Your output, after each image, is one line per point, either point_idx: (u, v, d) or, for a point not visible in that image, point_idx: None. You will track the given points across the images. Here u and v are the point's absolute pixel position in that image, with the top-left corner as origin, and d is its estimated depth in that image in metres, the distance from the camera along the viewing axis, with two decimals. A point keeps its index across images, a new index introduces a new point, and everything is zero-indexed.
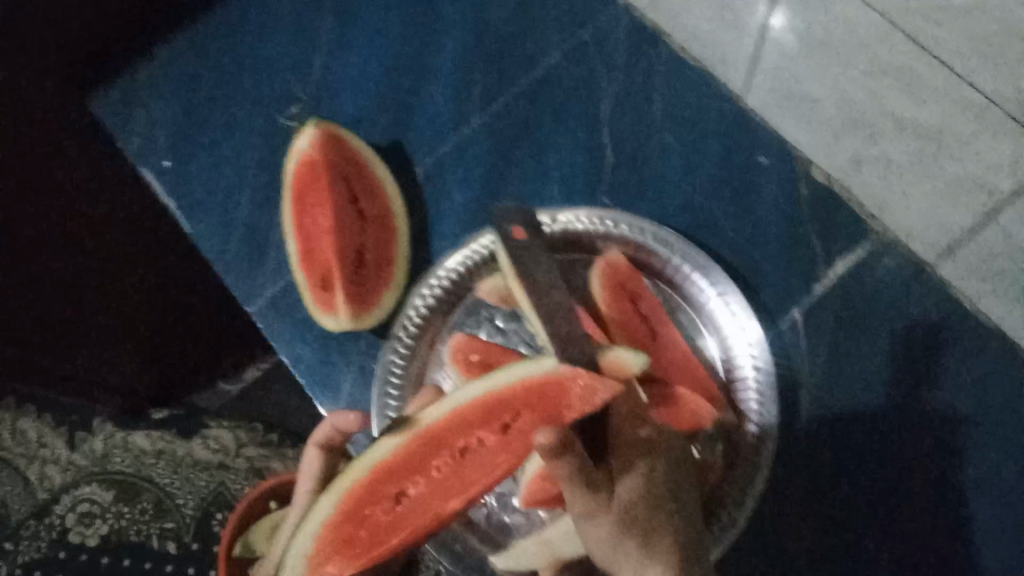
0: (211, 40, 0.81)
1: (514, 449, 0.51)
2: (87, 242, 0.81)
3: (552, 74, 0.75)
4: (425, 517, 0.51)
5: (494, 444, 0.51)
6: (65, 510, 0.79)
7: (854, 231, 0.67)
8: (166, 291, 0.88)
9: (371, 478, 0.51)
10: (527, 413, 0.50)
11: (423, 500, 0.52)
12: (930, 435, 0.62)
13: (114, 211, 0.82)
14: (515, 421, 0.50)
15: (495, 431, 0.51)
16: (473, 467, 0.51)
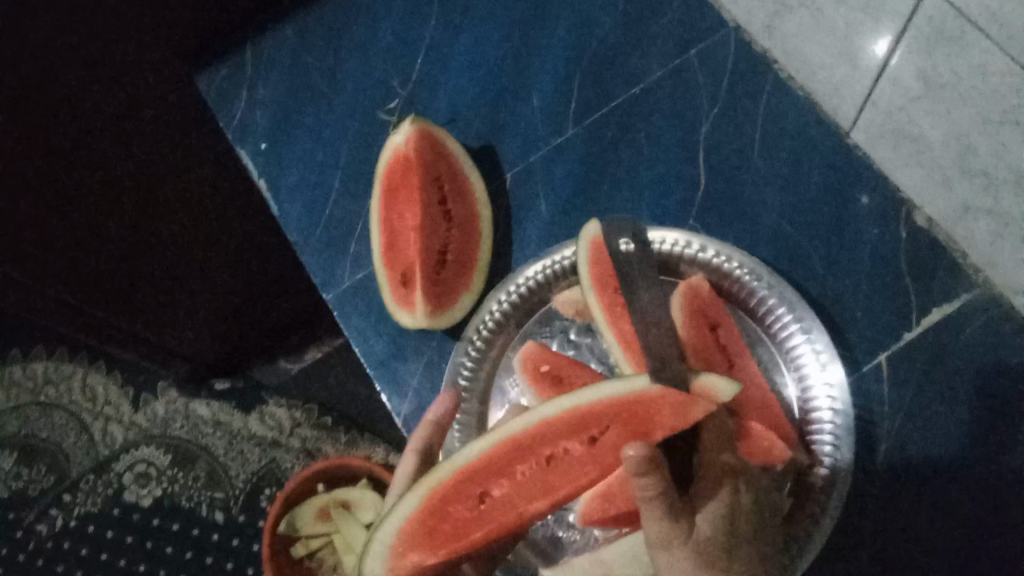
0: (319, 29, 0.83)
1: (604, 462, 0.50)
2: (169, 230, 0.86)
3: (651, 90, 0.73)
4: (509, 519, 0.51)
5: (580, 453, 0.51)
6: (124, 468, 1.04)
7: (953, 281, 0.63)
8: (244, 273, 0.95)
9: (456, 477, 0.51)
10: (615, 425, 0.50)
11: (507, 505, 0.51)
12: (1014, 503, 0.59)
13: (197, 200, 0.86)
14: (603, 433, 0.51)
15: (582, 442, 0.51)
16: (559, 476, 0.51)
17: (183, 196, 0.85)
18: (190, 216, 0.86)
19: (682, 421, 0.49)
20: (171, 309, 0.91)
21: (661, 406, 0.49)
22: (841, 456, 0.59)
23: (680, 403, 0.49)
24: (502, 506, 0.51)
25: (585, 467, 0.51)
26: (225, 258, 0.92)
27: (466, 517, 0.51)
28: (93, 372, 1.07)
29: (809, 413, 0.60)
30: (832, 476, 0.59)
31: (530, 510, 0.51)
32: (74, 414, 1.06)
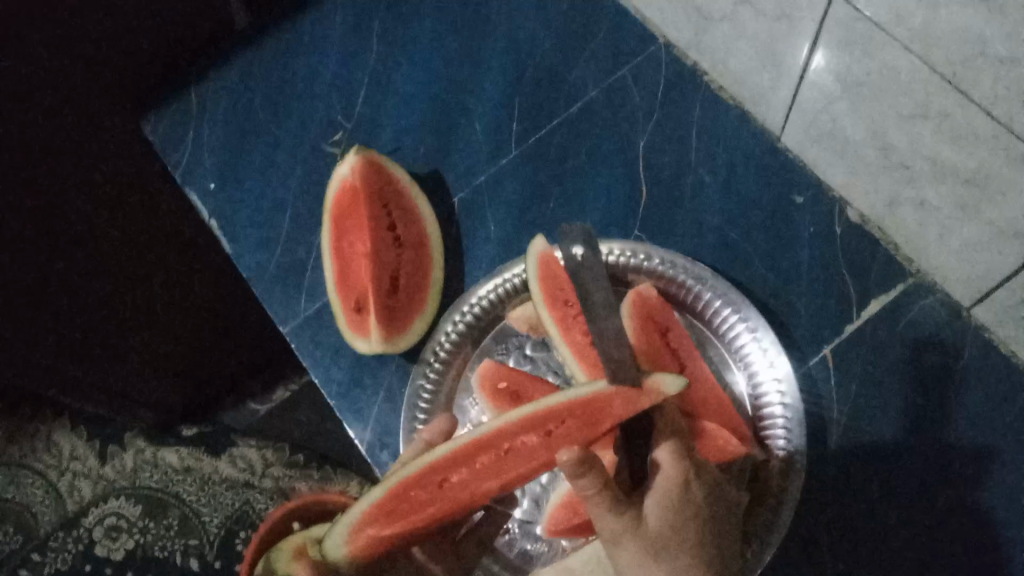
0: (261, 69, 0.84)
1: (554, 450, 0.52)
2: (145, 279, 0.87)
3: (590, 108, 0.76)
4: (462, 499, 0.53)
5: (536, 444, 0.52)
6: (93, 523, 0.92)
7: (887, 272, 0.66)
8: (212, 321, 0.98)
9: (422, 469, 0.53)
10: (571, 421, 0.52)
11: (462, 488, 0.53)
12: (963, 479, 0.62)
13: (162, 246, 0.88)
14: (559, 427, 0.52)
15: (540, 435, 0.53)
16: (514, 464, 0.53)
17: (141, 243, 0.85)
18: (151, 264, 0.87)
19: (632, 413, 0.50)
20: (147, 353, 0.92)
21: (613, 400, 0.51)
22: (794, 448, 0.60)
23: (629, 395, 0.51)
24: (457, 488, 0.53)
25: (537, 454, 0.52)
26: (191, 298, 0.93)
27: (422, 499, 0.53)
28: (58, 428, 0.99)
29: (761, 407, 0.62)
30: (788, 470, 0.60)
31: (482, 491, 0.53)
32: (38, 471, 0.97)
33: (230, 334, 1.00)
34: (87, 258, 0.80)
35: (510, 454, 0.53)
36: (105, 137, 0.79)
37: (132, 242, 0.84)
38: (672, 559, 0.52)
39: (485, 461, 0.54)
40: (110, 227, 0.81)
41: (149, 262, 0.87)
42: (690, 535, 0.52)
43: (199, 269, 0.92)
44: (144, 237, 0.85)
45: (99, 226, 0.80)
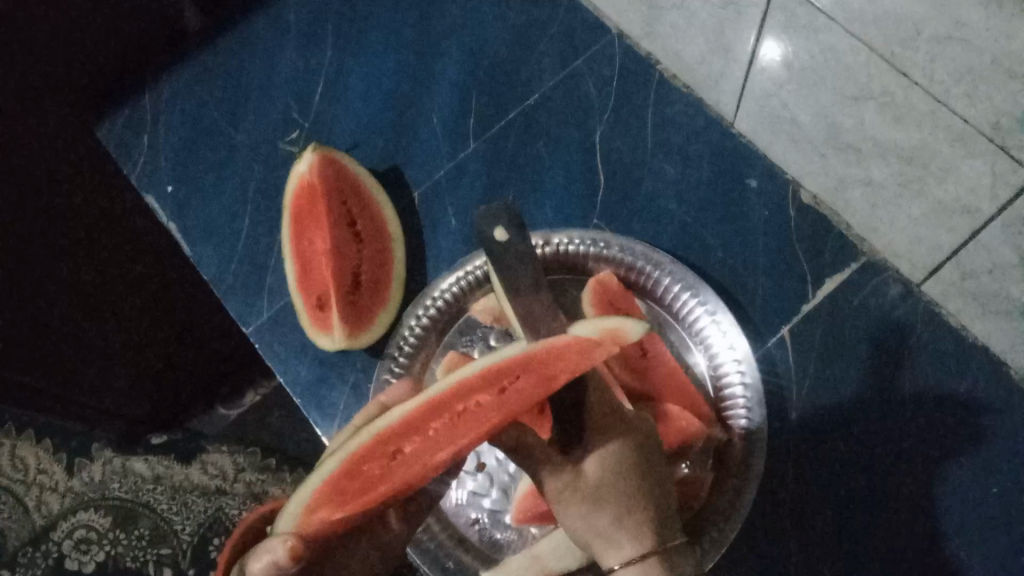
0: (216, 70, 0.84)
1: (508, 406, 0.49)
2: (121, 287, 0.87)
3: (548, 99, 0.76)
4: (414, 472, 0.49)
5: (490, 403, 0.50)
6: (61, 537, 0.91)
7: (840, 252, 0.68)
8: (188, 326, 0.95)
9: (374, 438, 0.51)
10: (525, 376, 0.49)
11: (416, 459, 0.50)
12: (921, 449, 0.63)
13: (130, 246, 0.87)
14: (513, 383, 0.50)
15: (493, 393, 0.50)
16: (466, 424, 0.50)
17: (112, 246, 0.85)
18: (129, 271, 0.87)
19: (584, 364, 0.48)
20: (122, 356, 0.90)
21: (569, 353, 0.50)
22: (756, 426, 0.61)
23: (583, 347, 0.50)
24: (410, 459, 0.50)
25: (490, 412, 0.49)
26: (164, 304, 0.92)
27: (379, 471, 0.50)
28: (22, 442, 0.95)
29: (722, 387, 0.63)
30: (748, 448, 0.61)
31: (435, 459, 0.49)
32: (10, 490, 0.94)
33: (202, 344, 0.98)
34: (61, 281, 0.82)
35: (463, 416, 0.50)
36: (64, 150, 0.80)
37: (103, 269, 0.85)
38: (619, 508, 0.49)
39: (440, 426, 0.51)
40: (83, 233, 0.82)
41: (122, 273, 0.87)
42: (634, 484, 0.50)
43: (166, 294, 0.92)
44: (116, 244, 0.86)
45: (75, 236, 0.81)
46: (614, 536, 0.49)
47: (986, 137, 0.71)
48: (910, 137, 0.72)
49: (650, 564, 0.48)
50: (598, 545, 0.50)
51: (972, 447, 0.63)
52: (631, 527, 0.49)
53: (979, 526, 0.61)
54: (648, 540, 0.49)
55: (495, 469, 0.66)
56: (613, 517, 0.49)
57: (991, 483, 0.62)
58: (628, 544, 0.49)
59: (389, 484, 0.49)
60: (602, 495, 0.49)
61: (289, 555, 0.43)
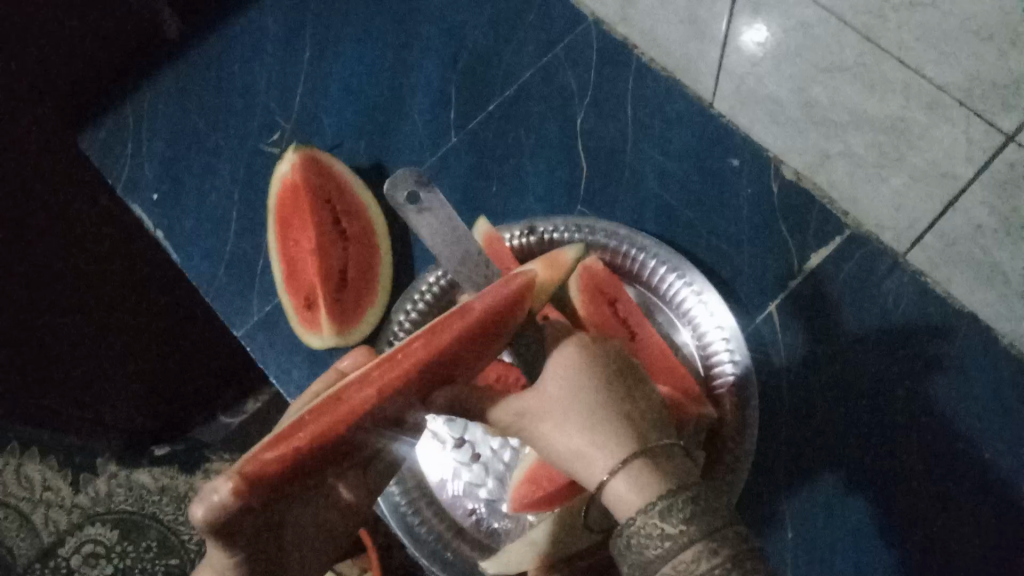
0: (197, 76, 0.84)
1: (439, 339, 0.43)
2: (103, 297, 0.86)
3: (527, 89, 0.77)
4: (349, 409, 0.41)
5: (422, 341, 0.44)
6: (70, 552, 0.98)
7: (825, 225, 0.68)
8: (169, 332, 0.94)
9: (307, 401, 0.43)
10: (452, 313, 0.45)
11: (349, 395, 0.41)
12: (914, 420, 0.63)
13: (127, 253, 0.89)
14: (444, 321, 0.44)
15: (425, 335, 0.44)
16: (400, 360, 0.43)
17: (109, 256, 0.87)
18: (116, 284, 0.88)
19: (509, 291, 0.45)
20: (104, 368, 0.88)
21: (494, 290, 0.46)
22: (747, 402, 0.61)
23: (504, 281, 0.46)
24: (342, 398, 0.41)
25: (423, 350, 0.43)
26: (145, 315, 0.91)
27: (308, 414, 0.41)
28: (27, 461, 0.98)
29: (712, 365, 0.63)
30: (741, 426, 0.61)
31: (369, 392, 0.41)
32: (12, 506, 0.99)
33: (188, 353, 0.97)
34: (70, 304, 0.83)
35: (396, 356, 0.43)
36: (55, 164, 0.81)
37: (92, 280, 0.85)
38: (585, 425, 0.45)
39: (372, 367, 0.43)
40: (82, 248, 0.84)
41: (107, 282, 0.87)
42: (598, 395, 0.46)
43: (171, 322, 0.94)
44: (111, 256, 0.87)
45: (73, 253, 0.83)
46: (595, 453, 0.45)
47: (957, 99, 0.68)
48: (884, 110, 0.70)
49: (638, 468, 0.43)
50: (583, 471, 0.46)
51: (963, 413, 0.63)
52: (609, 434, 0.45)
53: (977, 492, 0.61)
54: (624, 450, 0.44)
55: (490, 458, 0.66)
56: (584, 434, 0.45)
57: (987, 449, 0.62)
58: (605, 458, 0.44)
59: (320, 422, 0.40)
60: (564, 415, 0.46)
61: (233, 493, 0.37)
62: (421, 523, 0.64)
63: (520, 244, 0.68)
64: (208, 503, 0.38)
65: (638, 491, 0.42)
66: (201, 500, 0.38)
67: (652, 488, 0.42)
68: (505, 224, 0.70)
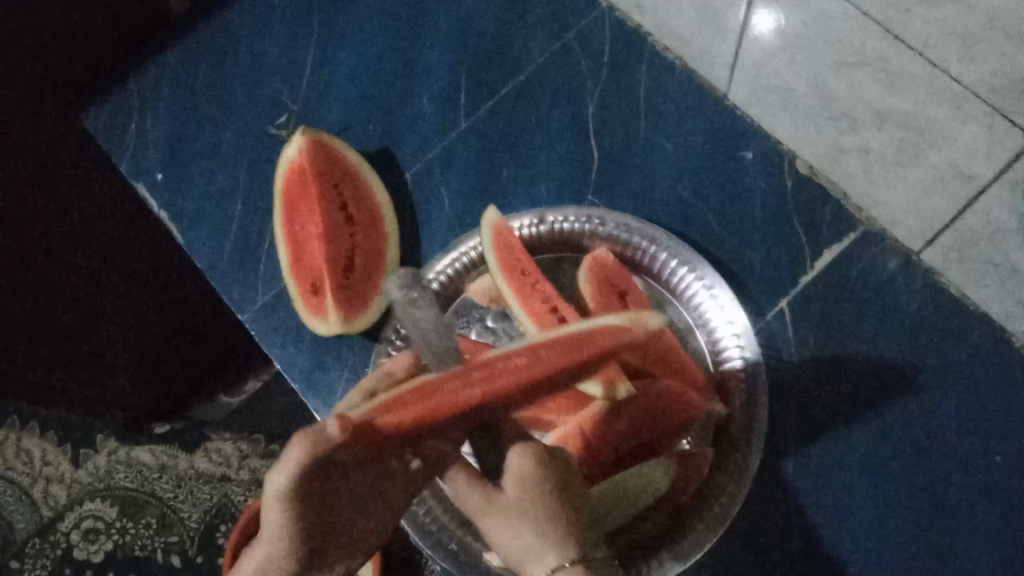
0: (202, 55, 0.83)
1: (542, 366, 0.50)
2: (102, 258, 0.86)
3: (538, 76, 0.76)
4: (452, 402, 0.47)
5: (525, 362, 0.50)
6: (70, 527, 0.98)
7: (838, 222, 0.67)
8: (164, 300, 0.93)
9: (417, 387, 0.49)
10: (557, 347, 0.51)
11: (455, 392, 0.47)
12: (921, 422, 0.63)
13: (132, 222, 0.88)
14: (545, 352, 0.51)
15: (528, 357, 0.51)
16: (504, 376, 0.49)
17: (109, 223, 0.86)
18: (116, 251, 0.87)
19: (608, 343, 0.52)
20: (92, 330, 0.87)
21: (597, 335, 0.52)
22: (756, 399, 0.61)
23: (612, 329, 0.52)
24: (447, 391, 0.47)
25: (525, 370, 0.50)
26: (147, 284, 0.91)
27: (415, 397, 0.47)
28: (27, 436, 1.00)
29: (721, 362, 0.63)
30: (748, 423, 0.61)
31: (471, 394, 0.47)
32: (10, 478, 1.00)
33: (188, 323, 0.96)
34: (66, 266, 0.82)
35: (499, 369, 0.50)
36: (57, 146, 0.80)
37: (94, 248, 0.85)
38: (535, 525, 0.46)
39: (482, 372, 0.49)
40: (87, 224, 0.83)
41: (109, 250, 0.86)
42: (547, 491, 0.47)
43: (166, 312, 0.93)
44: (112, 228, 0.86)
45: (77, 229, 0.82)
46: (538, 550, 0.45)
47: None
48: (906, 105, 0.70)
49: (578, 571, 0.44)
50: (530, 566, 0.46)
51: (971, 415, 0.62)
52: (555, 536, 0.45)
53: (982, 492, 0.61)
54: (568, 549, 0.45)
55: None
56: (536, 530, 0.46)
57: (993, 450, 0.61)
58: (547, 554, 0.45)
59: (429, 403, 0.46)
60: (523, 509, 0.47)
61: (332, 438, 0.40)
62: (426, 513, 0.64)
63: (530, 234, 0.68)
64: (288, 469, 0.39)
65: None
66: (283, 460, 0.39)
67: None
68: (514, 213, 0.70)
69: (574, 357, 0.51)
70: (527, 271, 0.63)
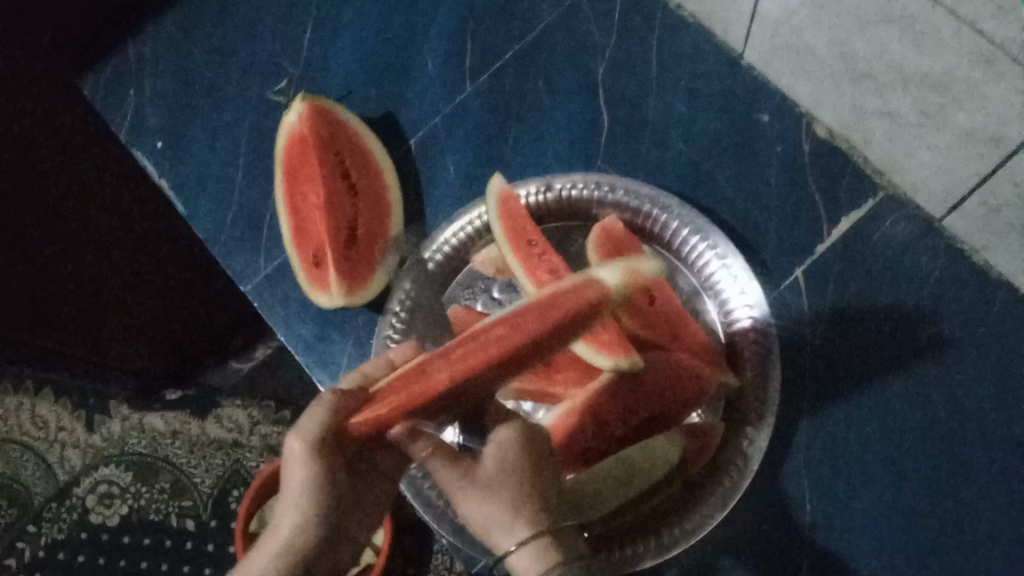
0: (200, 18, 0.81)
1: (512, 340, 0.50)
2: (100, 225, 0.85)
3: (546, 38, 0.73)
4: (420, 388, 0.48)
5: (499, 334, 0.50)
6: (85, 491, 0.98)
7: (858, 188, 0.65)
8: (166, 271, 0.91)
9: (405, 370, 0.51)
10: (529, 314, 0.51)
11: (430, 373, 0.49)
12: (940, 396, 0.61)
13: (136, 195, 0.87)
14: (519, 320, 0.51)
15: (505, 327, 0.51)
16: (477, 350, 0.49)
17: (118, 192, 0.86)
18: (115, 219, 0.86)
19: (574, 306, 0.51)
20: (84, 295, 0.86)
21: (569, 298, 0.52)
22: (770, 371, 0.59)
23: (582, 291, 0.52)
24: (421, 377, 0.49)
25: (496, 342, 0.49)
26: (149, 254, 0.89)
27: (395, 386, 0.49)
28: (42, 401, 1.01)
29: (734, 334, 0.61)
30: (762, 394, 0.59)
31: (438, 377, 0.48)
32: (26, 444, 1.01)
33: (193, 299, 0.95)
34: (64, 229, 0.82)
35: (473, 344, 0.50)
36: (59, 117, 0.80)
37: (96, 218, 0.84)
38: (506, 500, 0.46)
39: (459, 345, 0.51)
40: (94, 190, 0.83)
41: (105, 215, 0.85)
42: (525, 468, 0.47)
43: (167, 284, 0.92)
44: (115, 197, 0.85)
45: (82, 188, 0.82)
46: (506, 520, 0.46)
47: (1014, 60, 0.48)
48: None
49: (541, 543, 0.45)
50: (496, 535, 0.47)
51: (990, 389, 0.60)
52: (524, 508, 0.46)
53: (1001, 467, 0.59)
54: (532, 523, 0.46)
55: None
56: (510, 499, 0.46)
57: (1012, 424, 0.60)
58: (514, 526, 0.46)
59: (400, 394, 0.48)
60: (495, 481, 0.47)
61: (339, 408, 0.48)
62: (432, 486, 0.62)
63: (538, 202, 0.66)
64: (317, 414, 0.47)
65: (541, 560, 0.44)
66: (310, 407, 0.48)
67: (552, 556, 0.44)
68: (521, 180, 0.67)
69: (545, 320, 0.51)
70: (534, 241, 0.61)
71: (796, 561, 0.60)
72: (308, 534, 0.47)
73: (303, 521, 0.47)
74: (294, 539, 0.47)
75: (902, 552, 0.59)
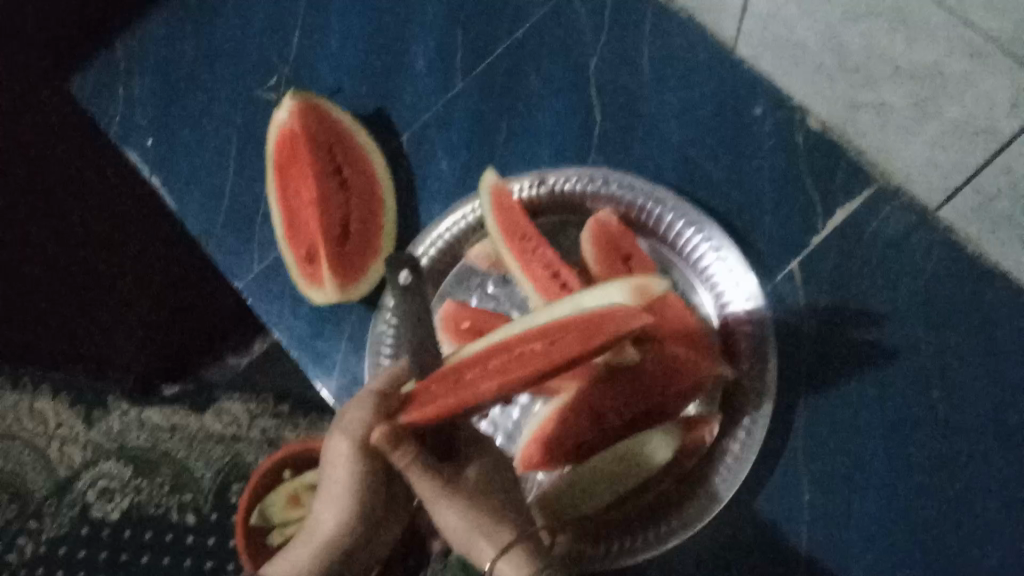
0: (187, 15, 0.80)
1: (552, 357, 0.49)
2: (102, 229, 0.87)
3: (535, 31, 0.72)
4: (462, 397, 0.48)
5: (539, 350, 0.50)
6: (85, 486, 0.95)
7: (853, 179, 0.64)
8: (166, 276, 0.93)
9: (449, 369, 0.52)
10: (572, 334, 0.50)
11: (471, 384, 0.49)
12: (935, 386, 0.61)
13: (137, 204, 0.89)
14: (561, 338, 0.50)
15: (543, 342, 0.51)
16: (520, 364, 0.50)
17: (117, 193, 0.87)
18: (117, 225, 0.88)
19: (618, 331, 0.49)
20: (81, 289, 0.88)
21: (614, 318, 0.50)
22: (767, 363, 0.59)
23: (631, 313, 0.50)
24: (466, 386, 0.49)
25: (538, 359, 0.49)
26: (149, 261, 0.91)
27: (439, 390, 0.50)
28: (40, 396, 0.98)
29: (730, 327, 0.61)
30: (759, 385, 0.59)
31: (479, 389, 0.49)
32: (24, 439, 0.98)
33: (190, 304, 0.96)
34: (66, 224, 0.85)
35: (515, 358, 0.51)
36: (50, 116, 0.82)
37: (99, 215, 0.87)
38: (484, 516, 0.52)
39: (499, 363, 0.51)
40: (89, 190, 0.85)
41: (109, 218, 0.87)
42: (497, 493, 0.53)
43: (165, 291, 0.93)
44: (115, 200, 0.87)
45: (79, 188, 0.85)
46: (488, 533, 0.51)
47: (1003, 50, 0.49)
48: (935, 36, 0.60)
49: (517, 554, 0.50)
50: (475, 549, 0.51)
51: (984, 378, 0.60)
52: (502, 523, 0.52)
53: (995, 455, 0.59)
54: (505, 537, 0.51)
55: (498, 417, 0.64)
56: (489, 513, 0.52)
57: (1005, 414, 0.60)
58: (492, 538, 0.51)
59: (446, 400, 0.48)
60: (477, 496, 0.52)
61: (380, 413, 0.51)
62: None
63: (532, 196, 0.66)
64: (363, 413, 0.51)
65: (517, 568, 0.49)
66: (353, 403, 0.52)
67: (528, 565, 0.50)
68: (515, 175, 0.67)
69: (587, 344, 0.48)
70: (528, 237, 0.61)
71: (794, 551, 0.61)
72: (346, 533, 0.51)
73: (343, 519, 0.51)
74: (333, 537, 0.51)
75: (899, 542, 0.60)
